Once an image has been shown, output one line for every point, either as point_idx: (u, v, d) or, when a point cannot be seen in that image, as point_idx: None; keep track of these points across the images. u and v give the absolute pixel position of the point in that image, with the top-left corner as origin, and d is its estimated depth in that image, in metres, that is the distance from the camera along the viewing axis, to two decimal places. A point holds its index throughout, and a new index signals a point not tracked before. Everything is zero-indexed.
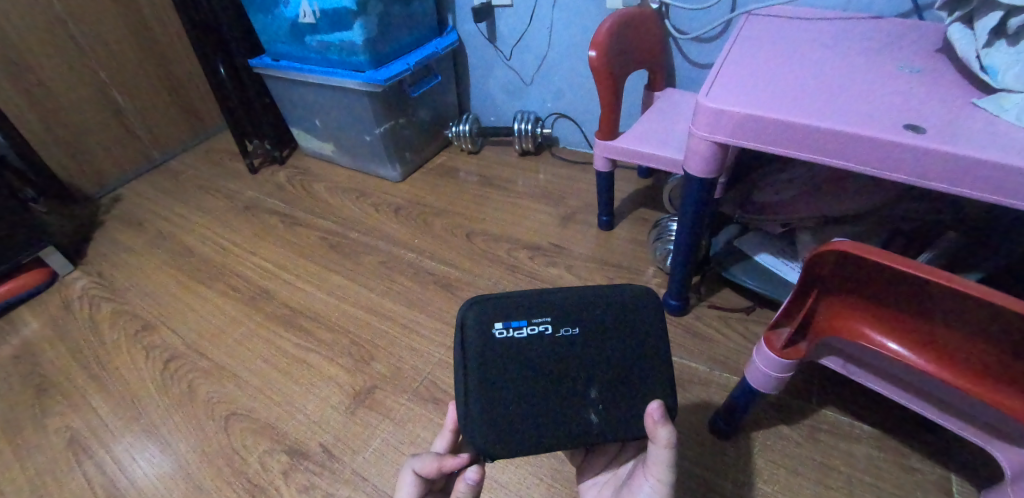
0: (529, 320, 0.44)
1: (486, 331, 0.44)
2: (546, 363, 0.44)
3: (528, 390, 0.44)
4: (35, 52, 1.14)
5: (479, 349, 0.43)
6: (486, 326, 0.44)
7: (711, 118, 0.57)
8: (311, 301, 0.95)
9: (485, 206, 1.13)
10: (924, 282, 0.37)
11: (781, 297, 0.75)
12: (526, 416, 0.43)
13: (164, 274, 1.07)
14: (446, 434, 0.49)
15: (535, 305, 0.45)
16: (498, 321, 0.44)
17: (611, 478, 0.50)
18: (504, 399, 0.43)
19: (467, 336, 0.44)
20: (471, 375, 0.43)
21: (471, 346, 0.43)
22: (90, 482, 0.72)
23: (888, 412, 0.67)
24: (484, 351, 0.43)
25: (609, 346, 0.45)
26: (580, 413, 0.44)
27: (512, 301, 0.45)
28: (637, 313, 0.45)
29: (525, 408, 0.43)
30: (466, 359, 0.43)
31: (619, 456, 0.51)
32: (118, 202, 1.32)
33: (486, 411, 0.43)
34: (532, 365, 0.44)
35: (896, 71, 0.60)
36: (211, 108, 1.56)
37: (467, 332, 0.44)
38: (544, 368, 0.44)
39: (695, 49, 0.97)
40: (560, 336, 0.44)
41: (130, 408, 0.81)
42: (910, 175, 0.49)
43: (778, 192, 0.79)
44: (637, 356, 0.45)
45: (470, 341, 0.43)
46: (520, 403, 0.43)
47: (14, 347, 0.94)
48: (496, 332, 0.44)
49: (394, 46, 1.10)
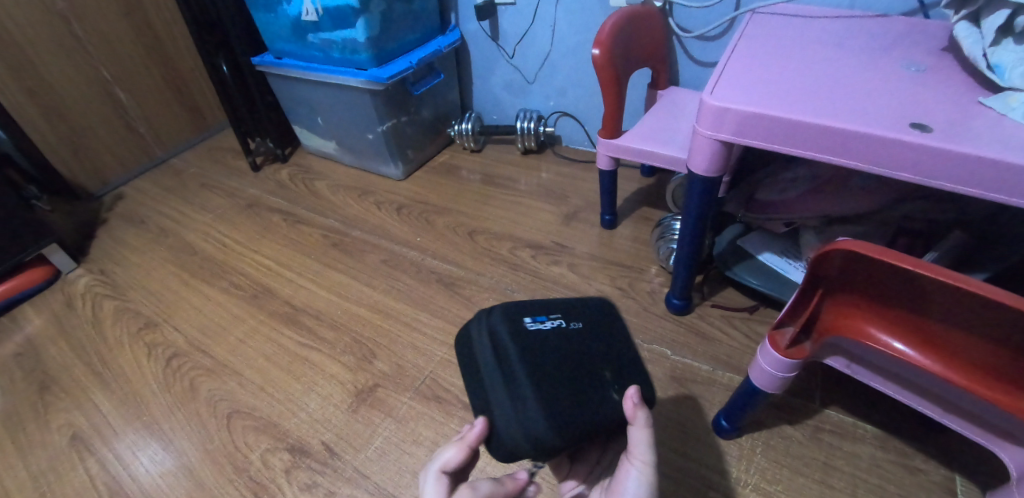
0: (546, 316, 0.47)
1: (511, 326, 0.46)
2: (576, 349, 0.45)
3: (562, 369, 0.43)
4: (38, 50, 1.14)
5: (509, 337, 0.45)
6: (510, 323, 0.46)
7: (714, 117, 0.57)
8: (314, 299, 0.95)
9: (487, 205, 1.13)
10: (929, 283, 0.36)
11: (784, 297, 0.74)
12: (565, 395, 0.42)
13: (166, 272, 1.07)
14: (464, 447, 0.42)
15: (547, 306, 0.49)
16: (519, 319, 0.47)
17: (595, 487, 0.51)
18: (540, 378, 0.42)
19: (496, 335, 0.45)
20: (504, 361, 0.44)
21: (500, 337, 0.45)
22: (92, 479, 0.72)
23: (893, 412, 0.66)
24: (512, 339, 0.45)
25: (619, 333, 0.48)
26: (607, 392, 0.43)
27: (527, 304, 0.49)
28: None
29: (561, 388, 0.42)
30: (494, 348, 0.45)
31: (602, 463, 0.52)
32: (121, 200, 1.33)
33: (527, 390, 0.42)
34: (559, 351, 0.45)
35: (901, 69, 0.60)
36: (214, 106, 1.56)
37: (495, 332, 0.46)
38: (569, 353, 0.45)
39: (698, 47, 0.96)
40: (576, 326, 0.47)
41: (133, 405, 0.81)
42: (916, 175, 0.48)
43: (782, 191, 0.79)
44: None
45: (498, 333, 0.45)
46: (557, 380, 0.43)
47: (17, 344, 0.95)
48: (520, 328, 0.46)
49: (397, 44, 1.10)
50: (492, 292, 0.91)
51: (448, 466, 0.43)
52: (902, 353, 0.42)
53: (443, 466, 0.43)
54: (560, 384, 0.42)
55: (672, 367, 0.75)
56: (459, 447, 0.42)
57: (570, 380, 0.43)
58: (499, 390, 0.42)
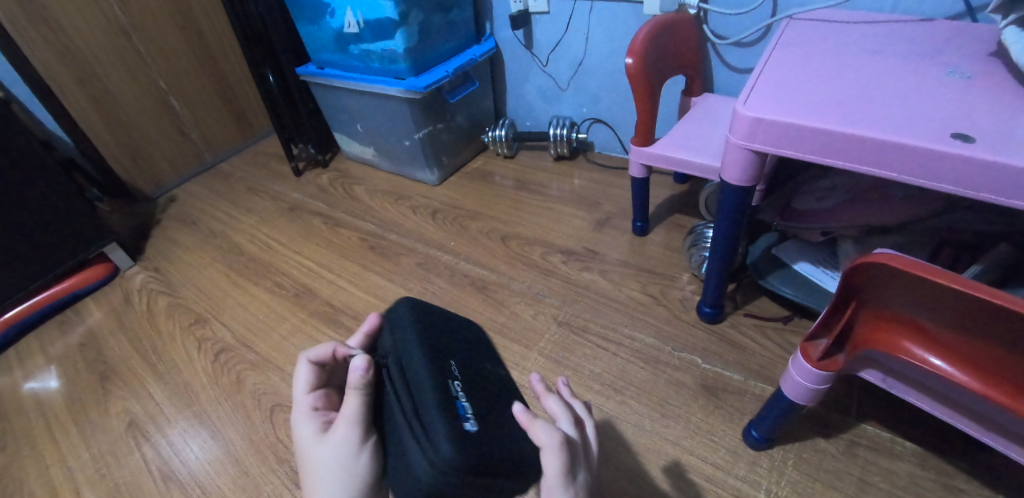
0: (456, 396, 0.43)
1: (451, 441, 0.38)
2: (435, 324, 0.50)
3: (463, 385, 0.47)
4: (104, 63, 1.23)
5: (423, 378, 0.43)
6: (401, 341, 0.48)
7: (746, 127, 0.57)
8: (352, 300, 0.99)
9: (519, 211, 1.14)
10: (961, 297, 0.36)
11: (820, 307, 0.73)
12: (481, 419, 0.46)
13: (215, 271, 1.13)
14: (360, 337, 0.52)
15: (435, 383, 0.43)
16: (464, 420, 0.41)
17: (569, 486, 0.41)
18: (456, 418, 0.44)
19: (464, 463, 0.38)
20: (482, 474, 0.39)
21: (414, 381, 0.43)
22: (147, 464, 0.77)
23: (935, 429, 0.64)
24: (427, 391, 0.42)
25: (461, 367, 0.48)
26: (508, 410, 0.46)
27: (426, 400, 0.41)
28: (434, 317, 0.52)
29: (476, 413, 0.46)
30: (405, 403, 0.42)
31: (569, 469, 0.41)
32: (173, 202, 1.41)
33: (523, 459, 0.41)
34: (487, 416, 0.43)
35: (944, 76, 0.58)
36: (259, 113, 1.63)
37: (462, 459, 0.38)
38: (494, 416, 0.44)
39: (734, 54, 0.96)
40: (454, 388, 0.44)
41: (184, 396, 0.86)
42: (957, 185, 0.47)
43: (820, 199, 0.79)
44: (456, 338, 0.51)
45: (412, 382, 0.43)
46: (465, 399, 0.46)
47: (80, 335, 1.02)
48: (466, 425, 0.40)
49: (434, 54, 1.13)
50: (525, 296, 0.92)
51: (314, 382, 0.49)
52: (939, 368, 0.42)
53: (313, 356, 0.50)
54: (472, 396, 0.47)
55: (703, 376, 0.74)
56: (358, 337, 0.52)
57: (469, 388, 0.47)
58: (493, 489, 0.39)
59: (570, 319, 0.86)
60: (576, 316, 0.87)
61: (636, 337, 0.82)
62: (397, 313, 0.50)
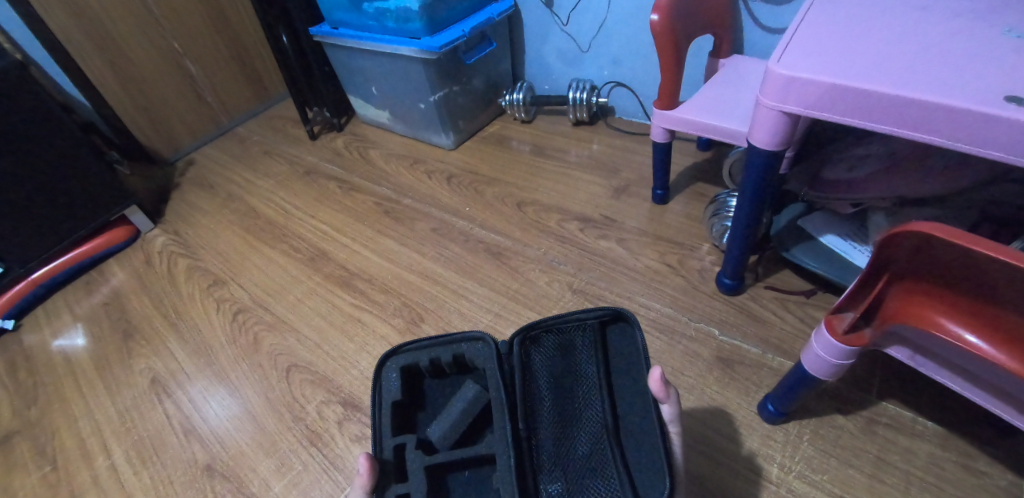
0: (587, 398, 0.49)
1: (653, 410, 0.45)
2: (571, 356, 0.52)
3: (565, 365, 0.52)
4: (118, 24, 1.22)
5: (617, 375, 0.51)
6: (487, 356, 0.50)
7: (780, 87, 0.53)
8: (367, 265, 0.98)
9: (536, 177, 1.12)
10: (1007, 268, 0.33)
11: (847, 281, 0.71)
12: (589, 401, 0.49)
13: (233, 233, 1.14)
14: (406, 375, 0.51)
15: (597, 389, 0.49)
16: (594, 401, 0.49)
17: (600, 423, 0.47)
18: (558, 417, 0.49)
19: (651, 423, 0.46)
20: (611, 441, 0.46)
21: (613, 372, 0.51)
22: (170, 419, 0.80)
23: (957, 409, 0.62)
24: (620, 378, 0.50)
25: (581, 371, 0.51)
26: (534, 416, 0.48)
27: (621, 396, 0.49)
28: (535, 359, 0.52)
29: (590, 393, 0.49)
30: (604, 378, 0.50)
31: (570, 404, 0.49)
32: (191, 166, 1.41)
33: (551, 445, 0.47)
34: (563, 402, 0.50)
35: (998, 35, 0.54)
36: (274, 76, 1.61)
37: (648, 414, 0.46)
38: (559, 409, 0.49)
39: (767, 12, 0.90)
40: (591, 396, 0.49)
41: (205, 355, 0.88)
42: (1006, 152, 0.44)
43: (852, 169, 0.74)
44: (550, 370, 0.51)
45: (612, 371, 0.51)
46: (561, 382, 0.51)
47: (105, 295, 1.05)
48: (593, 407, 0.49)
49: (450, 12, 1.09)
50: (540, 263, 0.91)
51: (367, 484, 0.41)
52: (974, 346, 0.40)
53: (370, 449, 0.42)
54: (567, 367, 0.51)
55: (719, 348, 0.73)
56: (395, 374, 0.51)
57: (571, 357, 0.52)
58: (605, 460, 0.45)
59: (585, 287, 0.85)
60: (590, 284, 0.85)
61: (652, 306, 0.80)
62: (594, 336, 0.52)
